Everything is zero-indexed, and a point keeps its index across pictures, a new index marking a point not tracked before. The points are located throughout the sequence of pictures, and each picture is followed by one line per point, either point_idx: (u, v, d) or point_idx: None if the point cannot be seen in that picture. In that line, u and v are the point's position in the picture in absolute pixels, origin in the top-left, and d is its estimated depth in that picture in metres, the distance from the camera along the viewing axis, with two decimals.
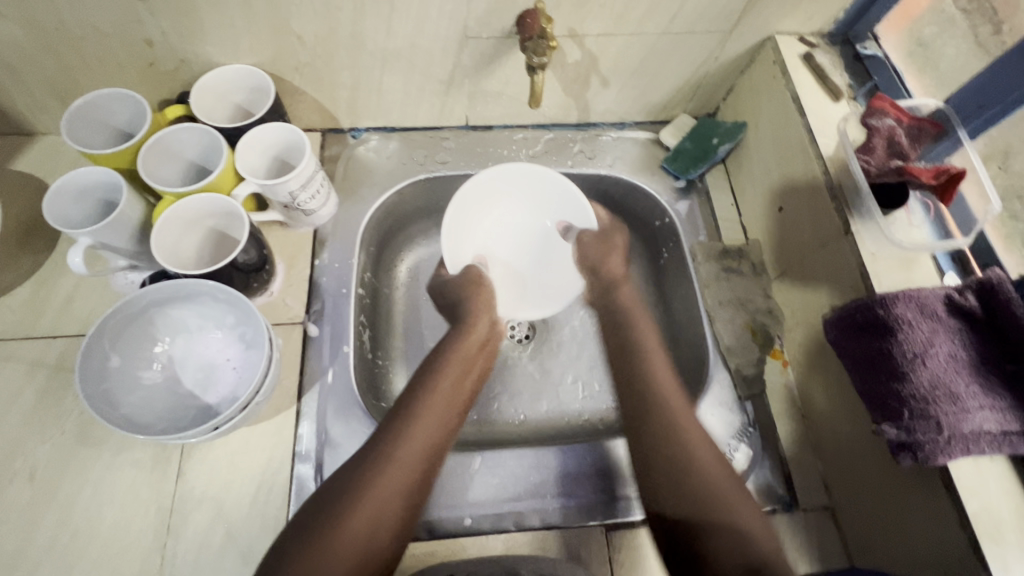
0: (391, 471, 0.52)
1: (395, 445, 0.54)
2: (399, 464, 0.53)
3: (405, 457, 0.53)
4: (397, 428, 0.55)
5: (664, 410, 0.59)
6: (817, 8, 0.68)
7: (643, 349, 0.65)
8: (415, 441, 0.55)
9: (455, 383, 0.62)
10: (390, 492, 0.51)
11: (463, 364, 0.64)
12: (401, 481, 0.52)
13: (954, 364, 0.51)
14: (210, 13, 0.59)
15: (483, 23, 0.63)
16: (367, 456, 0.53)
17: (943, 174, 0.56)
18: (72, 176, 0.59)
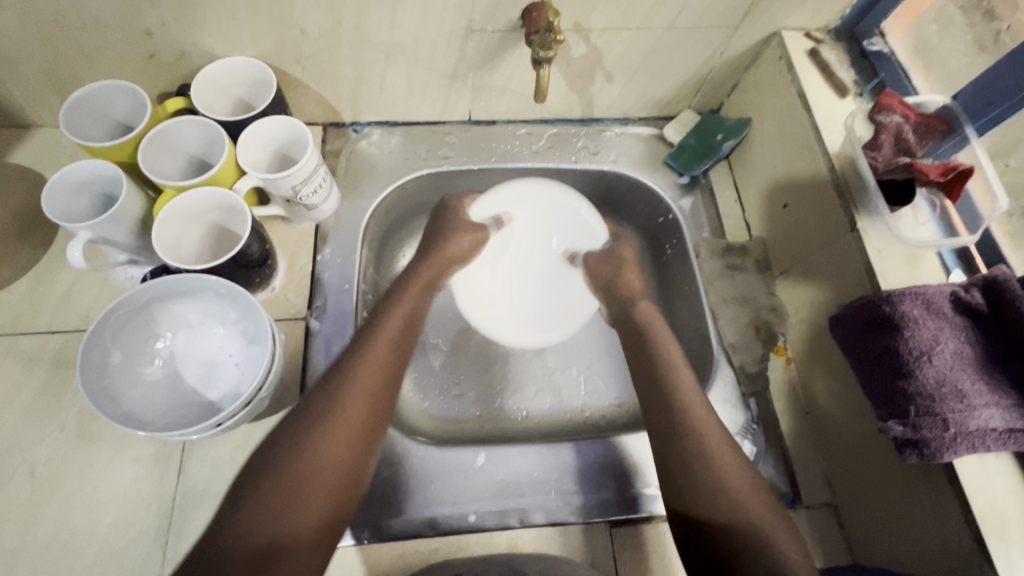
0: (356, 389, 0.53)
1: (352, 376, 0.54)
2: (358, 394, 0.53)
3: (361, 384, 0.53)
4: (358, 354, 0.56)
5: (685, 419, 0.56)
6: (823, 3, 0.67)
7: (669, 354, 0.63)
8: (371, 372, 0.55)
9: (408, 316, 0.62)
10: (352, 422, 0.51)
11: (414, 301, 0.64)
12: (361, 410, 0.52)
13: (961, 361, 0.51)
14: (212, 5, 0.58)
15: (488, 17, 0.63)
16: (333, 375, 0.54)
17: (951, 171, 0.56)
18: (71, 169, 0.58)
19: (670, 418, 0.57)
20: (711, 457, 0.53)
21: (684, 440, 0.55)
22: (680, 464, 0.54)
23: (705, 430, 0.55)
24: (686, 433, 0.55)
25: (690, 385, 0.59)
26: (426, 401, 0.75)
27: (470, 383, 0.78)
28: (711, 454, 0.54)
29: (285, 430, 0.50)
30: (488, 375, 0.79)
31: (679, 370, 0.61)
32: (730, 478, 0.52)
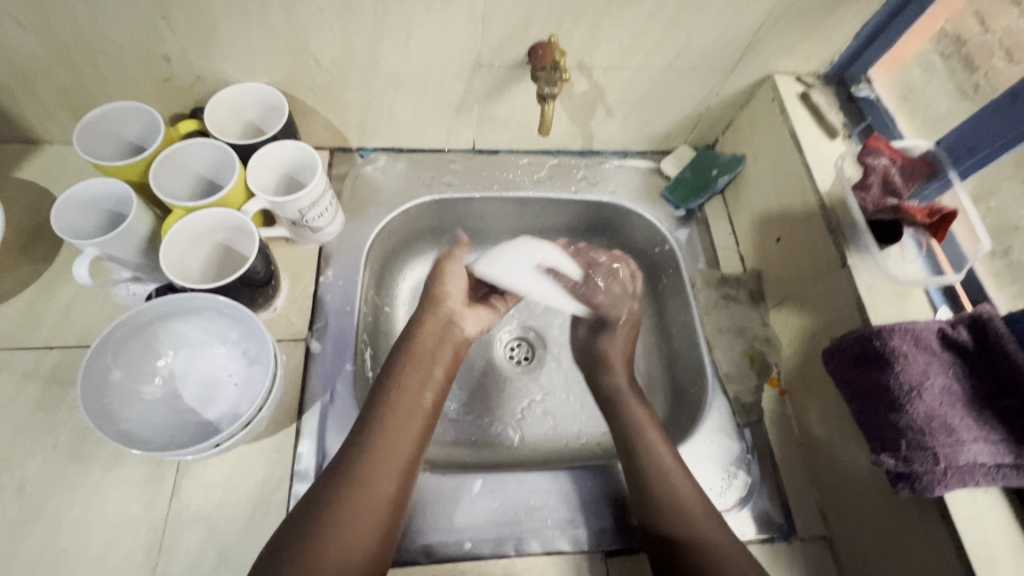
0: (366, 481, 0.53)
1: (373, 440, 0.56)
2: (381, 458, 0.55)
3: (373, 479, 0.53)
4: (365, 442, 0.55)
5: (655, 465, 0.60)
6: (814, 50, 0.71)
7: (631, 407, 0.67)
8: (397, 432, 0.57)
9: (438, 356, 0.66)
10: (378, 488, 0.54)
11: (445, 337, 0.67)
12: (374, 504, 0.52)
13: (949, 396, 0.52)
14: (230, 33, 0.60)
15: (496, 53, 0.65)
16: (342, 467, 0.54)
17: (936, 213, 0.59)
18: (83, 186, 0.59)
19: (643, 463, 0.61)
20: (680, 499, 0.57)
21: (660, 485, 0.59)
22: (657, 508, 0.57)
23: (674, 474, 0.60)
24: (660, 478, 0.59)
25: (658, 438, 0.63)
26: None
27: (467, 408, 0.79)
28: (682, 500, 0.57)
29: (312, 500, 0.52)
30: (484, 400, 0.80)
31: (644, 423, 0.65)
32: (695, 515, 0.56)
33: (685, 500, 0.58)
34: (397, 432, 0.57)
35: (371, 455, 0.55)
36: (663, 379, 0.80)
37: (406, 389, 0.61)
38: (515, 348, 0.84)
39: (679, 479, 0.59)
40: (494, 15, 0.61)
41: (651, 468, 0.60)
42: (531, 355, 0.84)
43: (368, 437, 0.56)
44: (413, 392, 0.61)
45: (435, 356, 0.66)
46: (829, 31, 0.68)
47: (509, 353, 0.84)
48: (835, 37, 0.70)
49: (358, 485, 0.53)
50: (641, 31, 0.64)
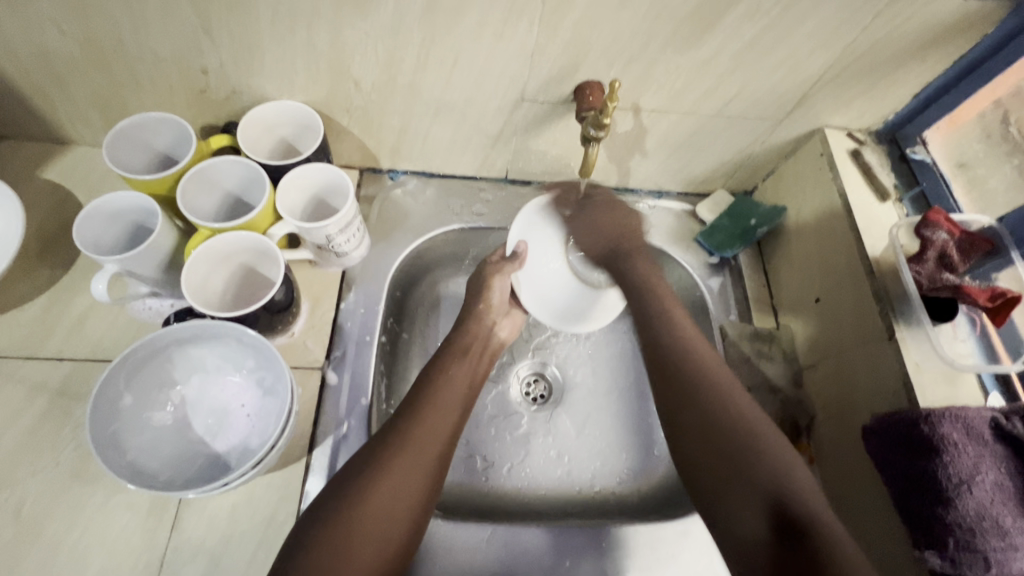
0: (406, 463, 0.53)
1: (357, 514, 0.49)
2: (369, 535, 0.49)
3: (417, 462, 0.54)
4: (407, 428, 0.55)
5: (708, 383, 0.55)
6: (869, 107, 0.69)
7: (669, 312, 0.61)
8: (423, 453, 0.54)
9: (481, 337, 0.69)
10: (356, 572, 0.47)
11: (487, 325, 0.70)
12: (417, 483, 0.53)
13: (1002, 495, 0.49)
14: (272, 52, 0.58)
15: (542, 88, 0.63)
16: (381, 452, 0.53)
17: (999, 297, 0.55)
18: (108, 198, 0.57)
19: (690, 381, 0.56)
20: (706, 372, 0.56)
21: (717, 403, 0.54)
22: (734, 436, 0.52)
23: (741, 404, 0.54)
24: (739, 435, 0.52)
25: (706, 346, 0.59)
26: None
27: (479, 444, 0.76)
28: (740, 414, 0.53)
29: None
30: (497, 439, 0.77)
31: (688, 334, 0.60)
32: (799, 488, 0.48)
33: (720, 388, 0.55)
34: (443, 420, 0.58)
35: (355, 533, 0.48)
36: None
37: (412, 456, 0.53)
38: (531, 385, 0.81)
39: (711, 366, 0.57)
40: (545, 51, 0.58)
41: (724, 421, 0.53)
42: (547, 393, 0.81)
43: (355, 511, 0.49)
44: (421, 455, 0.54)
45: (449, 414, 0.59)
46: (888, 89, 0.66)
47: (524, 389, 0.81)
48: (894, 94, 0.67)
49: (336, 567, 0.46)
50: (695, 76, 0.62)
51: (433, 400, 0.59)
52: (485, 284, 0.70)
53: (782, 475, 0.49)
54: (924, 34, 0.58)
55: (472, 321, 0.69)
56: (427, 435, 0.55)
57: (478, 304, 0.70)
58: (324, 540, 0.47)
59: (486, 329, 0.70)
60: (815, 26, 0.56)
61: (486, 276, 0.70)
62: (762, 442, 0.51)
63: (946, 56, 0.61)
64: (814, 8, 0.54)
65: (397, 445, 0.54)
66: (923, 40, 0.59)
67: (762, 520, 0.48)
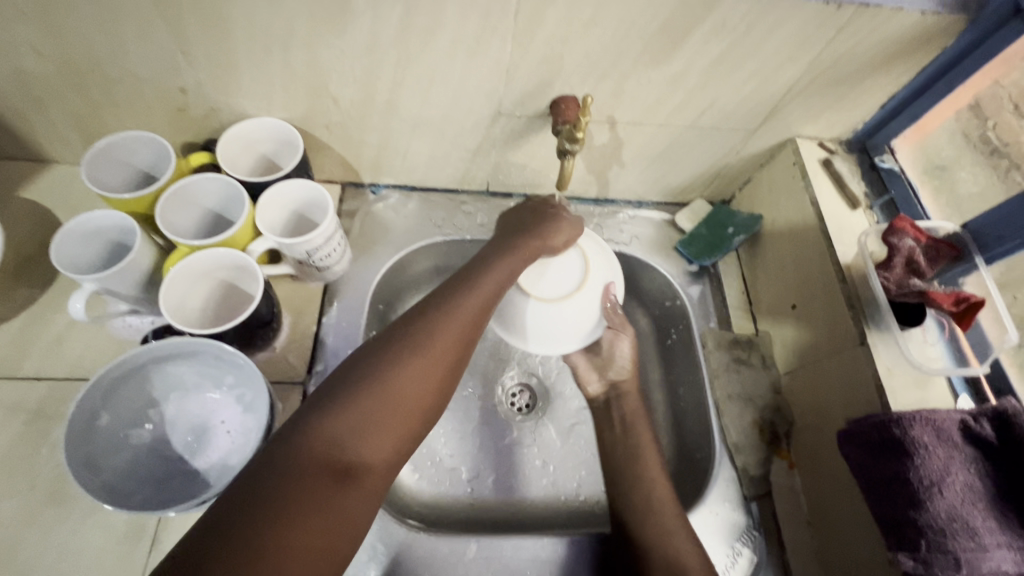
0: (424, 362, 0.47)
1: (368, 411, 0.42)
2: (377, 435, 0.42)
3: (430, 359, 0.47)
4: (427, 326, 0.49)
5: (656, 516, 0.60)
6: (838, 117, 0.70)
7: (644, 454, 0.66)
8: (438, 353, 0.48)
9: (529, 254, 0.59)
10: (387, 443, 0.43)
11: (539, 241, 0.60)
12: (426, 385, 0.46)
13: (971, 495, 0.50)
14: (250, 71, 0.58)
15: (518, 103, 0.65)
16: (400, 341, 0.48)
17: (963, 302, 0.56)
18: (87, 217, 0.58)
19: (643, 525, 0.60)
20: (654, 506, 0.61)
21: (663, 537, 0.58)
22: None
23: (681, 546, 0.57)
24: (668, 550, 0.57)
25: (656, 469, 0.65)
26: (418, 472, 0.73)
27: (464, 456, 0.76)
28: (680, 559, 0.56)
29: (294, 453, 0.39)
30: (482, 451, 0.77)
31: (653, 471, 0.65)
32: None
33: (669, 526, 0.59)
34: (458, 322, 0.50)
35: (387, 407, 0.43)
36: (669, 439, 0.76)
37: (446, 338, 0.49)
38: (516, 396, 0.81)
39: (658, 490, 0.63)
40: (519, 68, 0.59)
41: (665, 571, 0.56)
42: (532, 403, 0.81)
43: (383, 386, 0.44)
44: (446, 347, 0.49)
45: (491, 296, 0.54)
46: (854, 101, 0.68)
47: (509, 400, 0.81)
48: (861, 105, 0.69)
49: (366, 437, 0.42)
50: (667, 89, 0.63)
51: (477, 280, 0.55)
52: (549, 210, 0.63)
53: None
54: (886, 48, 0.60)
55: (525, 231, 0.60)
56: (461, 323, 0.51)
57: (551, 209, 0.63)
58: (349, 407, 0.42)
59: (540, 240, 0.60)
60: (780, 41, 0.58)
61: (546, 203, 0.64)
62: None
63: (909, 68, 0.63)
64: (778, 25, 0.56)
65: (431, 328, 0.49)
66: (884, 54, 0.61)
67: None
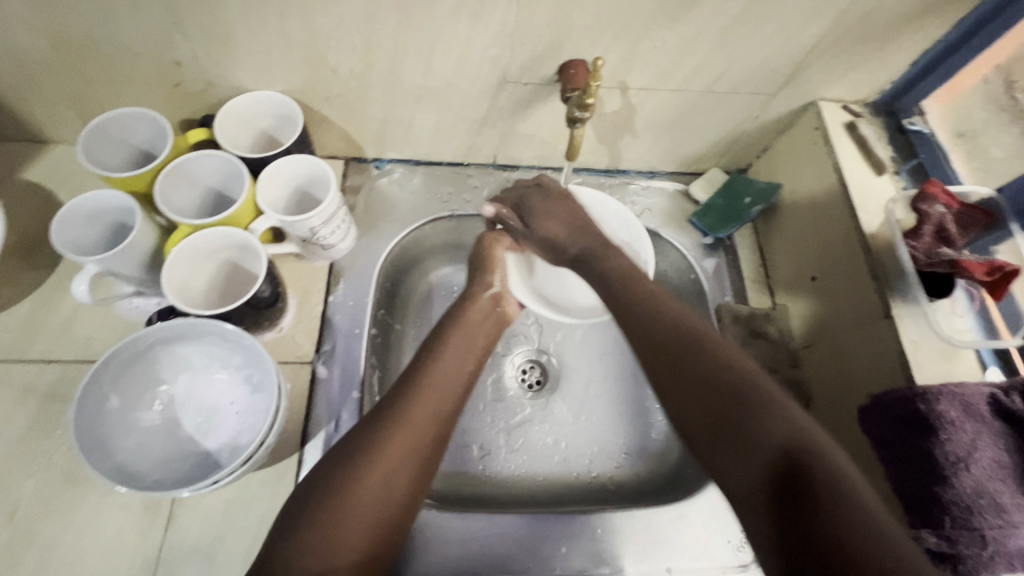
0: (402, 440, 0.52)
1: (351, 496, 0.48)
2: (362, 515, 0.48)
3: (409, 436, 0.52)
4: (409, 394, 0.55)
5: (629, 288, 0.58)
6: (864, 78, 0.66)
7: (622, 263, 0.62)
8: (420, 427, 0.53)
9: (484, 315, 0.66)
10: (349, 551, 0.47)
11: (493, 299, 0.67)
12: (406, 462, 0.51)
13: (998, 471, 0.49)
14: (246, 43, 0.56)
15: (525, 70, 0.61)
16: (381, 417, 0.53)
17: (997, 271, 0.54)
18: (89, 197, 0.57)
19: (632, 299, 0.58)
20: (619, 265, 0.61)
21: (630, 309, 0.57)
22: (661, 348, 0.54)
23: (662, 304, 0.57)
24: (683, 343, 0.53)
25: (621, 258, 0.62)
26: None
27: (475, 434, 0.75)
28: (656, 316, 0.56)
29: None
30: (494, 427, 0.76)
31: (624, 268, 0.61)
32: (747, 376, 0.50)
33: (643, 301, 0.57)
34: (436, 397, 0.56)
35: (345, 519, 0.47)
36: None
37: (407, 441, 0.52)
38: (526, 372, 0.81)
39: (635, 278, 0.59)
40: (525, 31, 0.56)
41: (652, 331, 0.55)
42: (543, 380, 0.80)
43: (348, 500, 0.48)
44: (429, 423, 0.54)
45: (451, 388, 0.57)
46: (883, 59, 0.64)
47: (519, 376, 0.80)
48: (889, 65, 0.65)
49: (329, 551, 0.46)
50: (683, 52, 0.60)
51: (443, 348, 0.60)
52: (488, 255, 0.70)
53: (729, 367, 0.51)
54: None
55: (476, 288, 0.67)
56: (420, 425, 0.53)
57: (488, 273, 0.68)
58: (314, 522, 0.46)
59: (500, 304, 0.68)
60: None
61: (488, 250, 0.70)
62: (699, 347, 0.53)
63: (944, 20, 0.59)
64: None
65: (389, 430, 0.52)
66: (919, 5, 0.56)
67: (759, 452, 0.45)
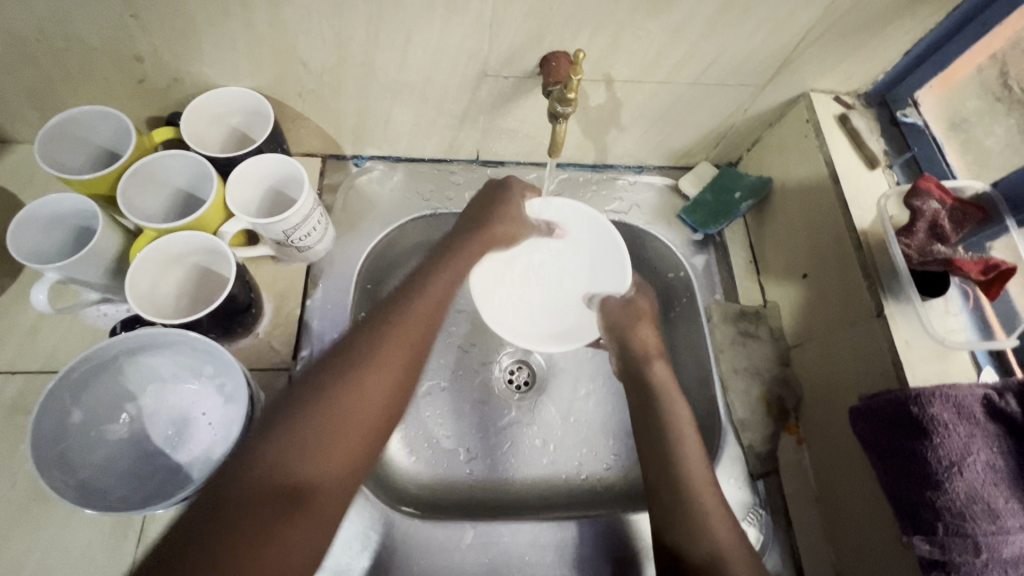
0: (384, 356, 0.50)
1: (331, 408, 0.46)
2: (339, 428, 0.45)
3: (392, 352, 0.50)
4: (392, 314, 0.53)
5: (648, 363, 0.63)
6: (857, 68, 0.64)
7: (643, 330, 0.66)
8: (404, 344, 0.51)
9: (482, 241, 0.62)
10: (328, 466, 0.44)
11: (494, 231, 0.63)
12: (388, 384, 0.49)
13: (993, 475, 0.47)
14: (210, 36, 0.53)
15: (505, 62, 0.59)
16: (363, 335, 0.51)
17: (992, 270, 0.53)
18: (47, 201, 0.54)
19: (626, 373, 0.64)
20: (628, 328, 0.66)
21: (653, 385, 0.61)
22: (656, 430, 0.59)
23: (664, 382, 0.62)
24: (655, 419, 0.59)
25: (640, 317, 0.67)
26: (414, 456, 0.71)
27: (462, 437, 0.74)
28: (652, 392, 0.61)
29: (223, 503, 0.40)
30: (480, 430, 0.74)
31: (646, 335, 0.66)
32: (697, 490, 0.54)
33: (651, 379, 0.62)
34: (420, 317, 0.53)
35: (329, 431, 0.45)
36: None
37: (391, 355, 0.50)
38: (513, 373, 0.79)
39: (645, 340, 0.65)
40: (503, 22, 0.54)
41: (661, 408, 0.60)
42: (531, 381, 0.79)
43: (323, 422, 0.45)
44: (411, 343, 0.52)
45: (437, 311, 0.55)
46: (875, 49, 0.62)
47: (507, 377, 0.79)
48: (882, 54, 0.63)
49: (306, 464, 0.43)
50: (670, 42, 0.58)
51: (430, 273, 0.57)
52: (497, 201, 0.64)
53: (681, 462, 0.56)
54: None
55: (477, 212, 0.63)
56: (393, 360, 0.50)
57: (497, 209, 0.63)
58: (278, 445, 0.43)
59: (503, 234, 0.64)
60: None
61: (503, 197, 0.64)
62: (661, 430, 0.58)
63: (939, 7, 0.57)
64: None
65: (372, 348, 0.50)
66: None
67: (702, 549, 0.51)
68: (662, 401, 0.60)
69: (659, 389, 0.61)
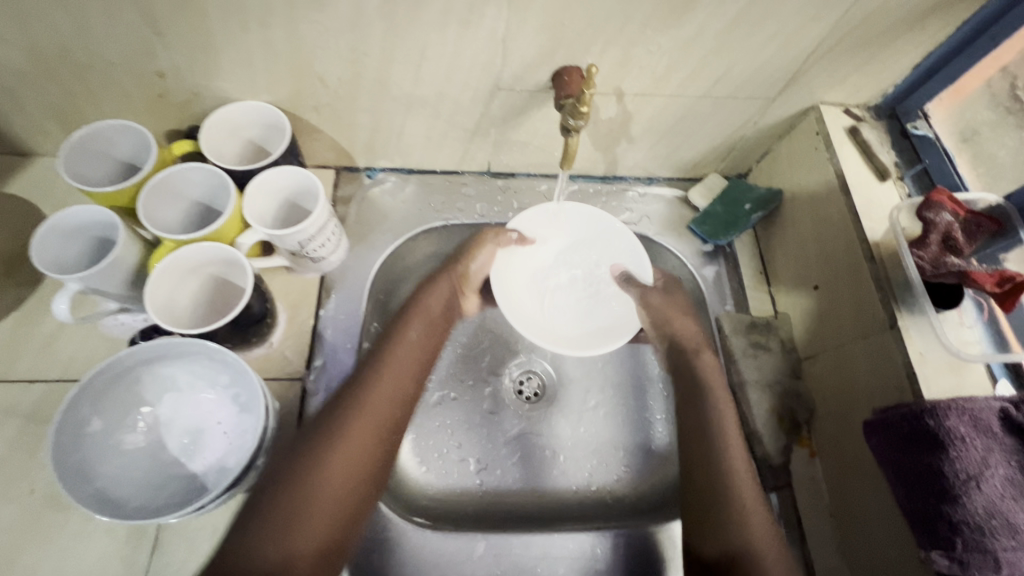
0: (356, 431, 0.53)
1: (308, 482, 0.50)
2: (314, 505, 0.49)
3: (363, 431, 0.54)
4: (365, 379, 0.57)
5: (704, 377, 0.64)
6: (867, 80, 0.65)
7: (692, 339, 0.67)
8: (377, 410, 0.55)
9: (443, 303, 0.66)
10: (307, 541, 0.48)
11: (451, 286, 0.67)
12: (359, 455, 0.53)
13: (1010, 489, 0.47)
14: (230, 52, 0.55)
15: (517, 77, 0.60)
16: (336, 408, 0.55)
17: (1007, 282, 0.53)
18: (69, 213, 0.55)
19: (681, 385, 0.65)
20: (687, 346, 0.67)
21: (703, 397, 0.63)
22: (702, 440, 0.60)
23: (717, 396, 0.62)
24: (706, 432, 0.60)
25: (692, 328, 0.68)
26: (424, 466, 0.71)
27: (472, 447, 0.73)
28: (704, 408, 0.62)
29: None
30: (490, 441, 0.74)
31: (702, 350, 0.67)
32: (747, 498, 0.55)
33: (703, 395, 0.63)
34: (390, 384, 0.57)
35: (303, 518, 0.48)
36: None
37: (365, 424, 0.54)
38: (524, 383, 0.78)
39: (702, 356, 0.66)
40: (516, 37, 0.55)
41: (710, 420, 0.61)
42: (541, 391, 0.78)
43: (303, 494, 0.49)
44: (383, 414, 0.56)
45: (407, 373, 0.59)
46: (885, 62, 0.62)
47: (518, 387, 0.78)
48: (892, 67, 0.63)
49: (288, 538, 0.47)
50: (680, 56, 0.58)
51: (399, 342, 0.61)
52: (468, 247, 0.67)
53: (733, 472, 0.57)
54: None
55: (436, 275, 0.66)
56: (364, 434, 0.53)
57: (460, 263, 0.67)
58: (260, 526, 0.48)
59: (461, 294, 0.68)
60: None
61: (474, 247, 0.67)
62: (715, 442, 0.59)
63: (948, 21, 0.57)
64: None
65: (348, 416, 0.54)
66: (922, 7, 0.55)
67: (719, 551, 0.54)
68: (718, 421, 0.60)
69: (708, 407, 0.62)
